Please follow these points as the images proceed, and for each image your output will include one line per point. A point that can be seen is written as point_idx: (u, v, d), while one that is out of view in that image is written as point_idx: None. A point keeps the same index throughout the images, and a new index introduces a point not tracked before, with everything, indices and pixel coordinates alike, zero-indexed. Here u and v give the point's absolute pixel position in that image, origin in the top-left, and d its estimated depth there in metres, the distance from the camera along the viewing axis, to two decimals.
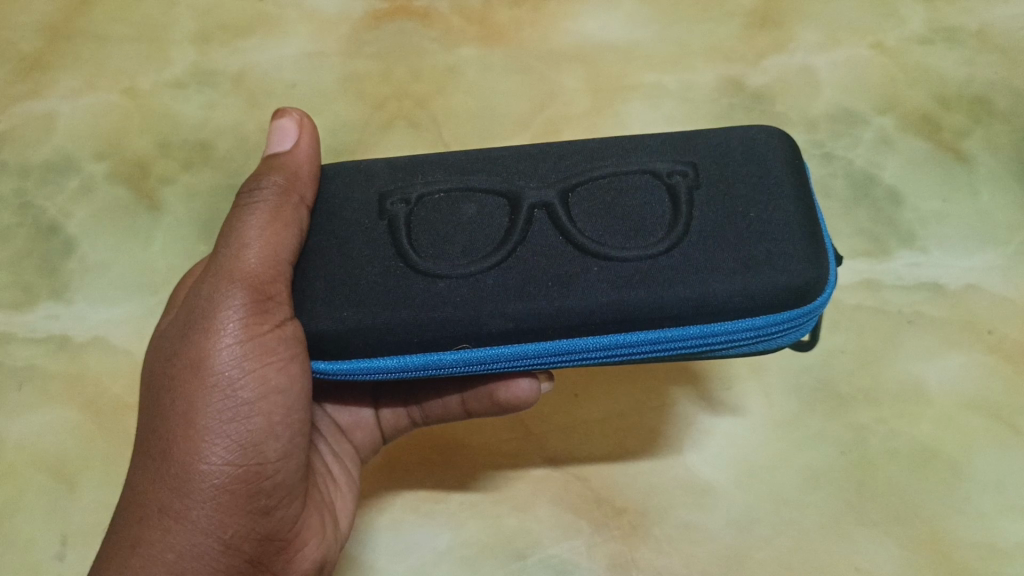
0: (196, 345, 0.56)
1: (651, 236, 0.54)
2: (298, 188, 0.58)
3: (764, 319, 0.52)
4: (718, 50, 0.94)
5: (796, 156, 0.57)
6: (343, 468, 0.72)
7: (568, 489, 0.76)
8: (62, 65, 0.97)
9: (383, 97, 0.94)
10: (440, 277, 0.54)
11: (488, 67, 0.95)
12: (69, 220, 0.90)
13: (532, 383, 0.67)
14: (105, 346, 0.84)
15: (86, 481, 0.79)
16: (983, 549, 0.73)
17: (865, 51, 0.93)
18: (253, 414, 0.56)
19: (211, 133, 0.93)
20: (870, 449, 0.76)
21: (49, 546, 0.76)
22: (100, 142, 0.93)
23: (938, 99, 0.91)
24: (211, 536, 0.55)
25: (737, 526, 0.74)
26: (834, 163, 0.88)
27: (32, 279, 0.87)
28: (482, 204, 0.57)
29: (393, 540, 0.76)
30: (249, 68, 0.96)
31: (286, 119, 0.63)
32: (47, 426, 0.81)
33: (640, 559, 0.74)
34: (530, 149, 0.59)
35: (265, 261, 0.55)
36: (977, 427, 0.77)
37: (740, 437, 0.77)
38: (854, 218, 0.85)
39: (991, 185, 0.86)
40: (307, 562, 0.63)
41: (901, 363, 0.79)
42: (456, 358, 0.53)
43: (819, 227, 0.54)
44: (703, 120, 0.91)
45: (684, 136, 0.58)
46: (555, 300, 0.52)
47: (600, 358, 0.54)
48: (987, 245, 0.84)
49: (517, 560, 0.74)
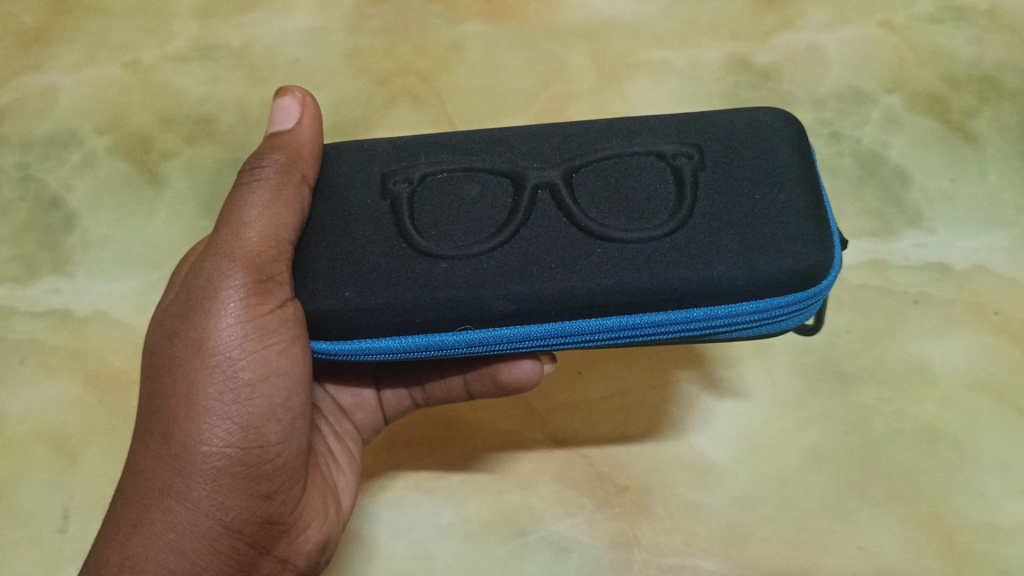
0: (197, 324, 0.55)
1: (656, 218, 0.53)
2: (299, 167, 0.57)
3: (769, 302, 0.51)
4: (726, 28, 0.93)
5: (803, 140, 0.56)
6: (344, 448, 0.72)
7: (570, 467, 0.76)
8: (64, 39, 0.96)
9: (387, 72, 0.93)
10: (442, 258, 0.53)
11: (493, 44, 0.94)
12: (71, 193, 0.89)
13: (535, 364, 0.66)
14: (106, 319, 0.83)
15: (86, 455, 0.79)
16: (986, 529, 0.73)
17: (874, 30, 0.93)
18: (254, 396, 0.56)
19: (213, 108, 0.92)
20: (874, 429, 0.76)
21: (50, 519, 0.77)
22: (102, 116, 0.93)
23: (947, 78, 0.91)
24: (212, 517, 0.55)
25: (739, 505, 0.74)
26: (842, 143, 0.87)
27: (33, 253, 0.87)
28: (485, 185, 0.56)
29: (394, 515, 0.76)
30: (252, 42, 0.95)
31: (289, 97, 0.62)
32: (47, 400, 0.81)
33: (642, 537, 0.74)
34: (534, 129, 0.58)
35: (265, 240, 0.54)
36: (981, 408, 0.77)
37: (743, 417, 0.77)
38: (861, 198, 0.85)
39: (999, 166, 0.86)
40: (309, 545, 0.63)
41: (906, 344, 0.79)
42: (458, 339, 0.53)
43: (825, 210, 0.54)
44: (709, 97, 0.90)
45: (690, 117, 0.57)
46: (558, 282, 0.52)
47: (604, 340, 0.54)
48: (994, 226, 0.83)
49: (518, 537, 0.74)
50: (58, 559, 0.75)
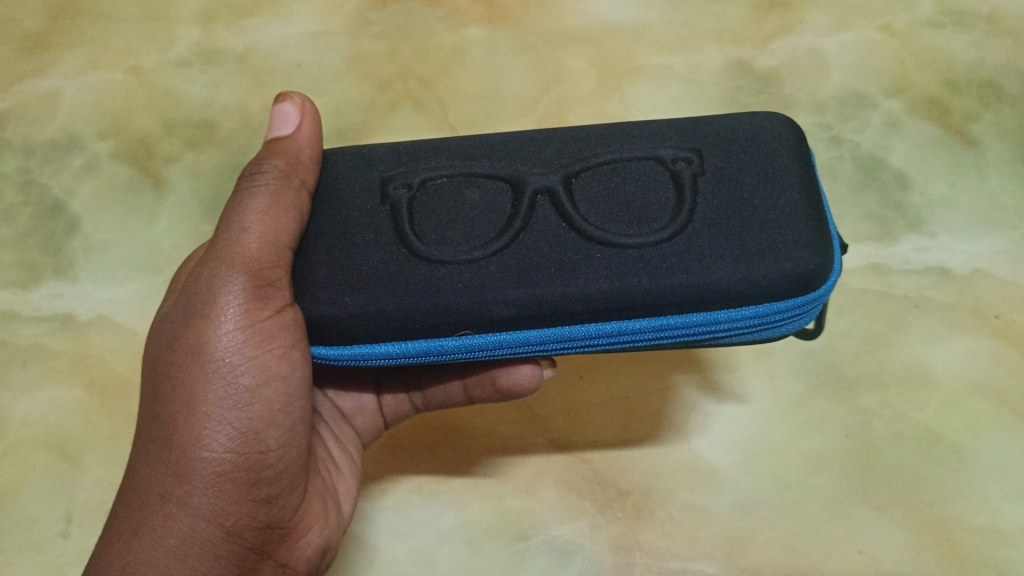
0: (196, 329, 0.56)
1: (655, 223, 0.54)
2: (298, 172, 0.57)
3: (769, 307, 0.51)
4: (726, 32, 0.93)
5: (803, 145, 0.56)
6: (344, 452, 0.72)
7: (572, 472, 0.76)
8: (67, 44, 0.97)
9: (388, 77, 0.93)
10: (442, 264, 0.53)
11: (494, 48, 0.94)
12: (74, 198, 0.90)
13: (534, 369, 0.66)
14: (108, 324, 0.84)
15: (88, 459, 0.79)
16: (987, 533, 0.73)
17: (874, 34, 0.93)
18: (254, 401, 0.56)
19: (215, 113, 0.93)
20: (875, 433, 0.76)
21: (52, 524, 0.77)
22: (104, 120, 0.93)
23: (947, 83, 0.91)
24: (212, 523, 0.55)
25: (740, 509, 0.74)
26: (842, 147, 0.87)
27: (35, 258, 0.87)
28: (484, 189, 0.56)
29: (396, 520, 0.76)
30: (254, 47, 0.96)
31: (288, 103, 0.62)
32: (50, 405, 0.81)
33: (644, 541, 0.74)
34: (534, 134, 0.58)
35: (265, 246, 0.54)
36: (982, 412, 0.77)
37: (743, 421, 0.77)
38: (862, 203, 0.85)
39: (999, 170, 0.86)
40: (310, 550, 0.63)
41: (907, 348, 0.79)
42: (458, 344, 0.53)
43: (824, 214, 0.54)
44: (709, 102, 0.90)
45: (689, 122, 0.57)
46: (558, 287, 0.52)
47: (604, 345, 0.54)
48: (996, 229, 0.83)
49: (520, 541, 0.74)
50: (60, 564, 0.75)
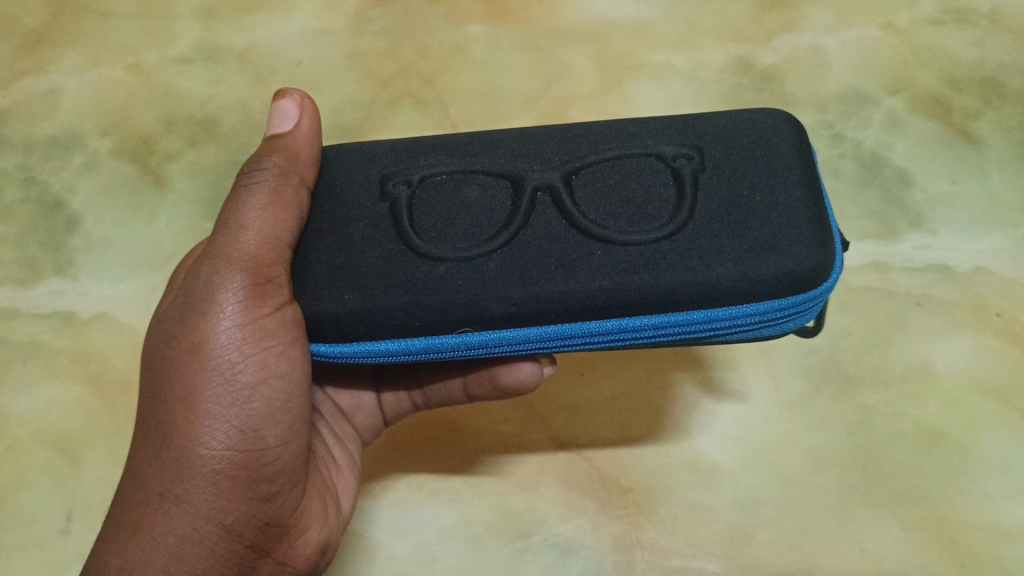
0: (195, 327, 0.56)
1: (656, 220, 0.53)
2: (298, 169, 0.57)
3: (770, 304, 0.51)
4: (728, 30, 0.93)
5: (804, 141, 0.56)
6: (344, 451, 0.72)
7: (573, 469, 0.76)
8: (68, 41, 0.97)
9: (389, 74, 0.93)
10: (442, 261, 0.53)
11: (495, 46, 0.94)
12: (74, 195, 0.90)
13: (535, 368, 0.66)
14: (109, 321, 0.84)
15: (89, 456, 0.79)
16: (989, 531, 0.73)
17: (876, 32, 0.92)
18: (253, 398, 0.56)
19: (216, 110, 0.93)
20: (877, 432, 0.76)
21: (53, 521, 0.77)
22: (105, 118, 0.93)
23: (949, 81, 0.90)
24: (211, 521, 0.55)
25: (741, 507, 0.74)
26: (844, 145, 0.87)
27: (36, 255, 0.87)
28: (484, 186, 0.56)
29: (398, 517, 0.76)
30: (254, 45, 0.95)
31: (288, 99, 0.62)
32: (50, 402, 0.81)
33: (645, 539, 0.73)
34: (534, 131, 0.58)
35: (264, 243, 0.54)
36: (984, 410, 0.77)
37: (745, 419, 0.77)
38: (864, 201, 0.84)
39: (1001, 168, 0.86)
40: (309, 548, 0.63)
41: (909, 346, 0.79)
42: (458, 342, 0.53)
43: (825, 211, 0.54)
44: (710, 99, 0.90)
45: (690, 118, 0.57)
46: (557, 285, 0.51)
47: (605, 343, 0.54)
48: (997, 227, 0.83)
49: (522, 539, 0.74)
50: (60, 561, 0.75)
